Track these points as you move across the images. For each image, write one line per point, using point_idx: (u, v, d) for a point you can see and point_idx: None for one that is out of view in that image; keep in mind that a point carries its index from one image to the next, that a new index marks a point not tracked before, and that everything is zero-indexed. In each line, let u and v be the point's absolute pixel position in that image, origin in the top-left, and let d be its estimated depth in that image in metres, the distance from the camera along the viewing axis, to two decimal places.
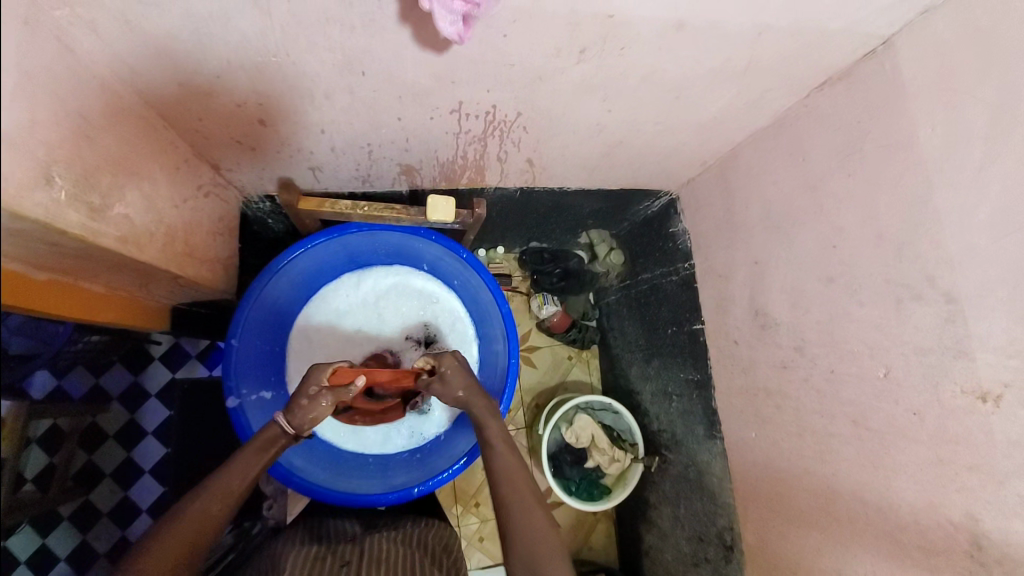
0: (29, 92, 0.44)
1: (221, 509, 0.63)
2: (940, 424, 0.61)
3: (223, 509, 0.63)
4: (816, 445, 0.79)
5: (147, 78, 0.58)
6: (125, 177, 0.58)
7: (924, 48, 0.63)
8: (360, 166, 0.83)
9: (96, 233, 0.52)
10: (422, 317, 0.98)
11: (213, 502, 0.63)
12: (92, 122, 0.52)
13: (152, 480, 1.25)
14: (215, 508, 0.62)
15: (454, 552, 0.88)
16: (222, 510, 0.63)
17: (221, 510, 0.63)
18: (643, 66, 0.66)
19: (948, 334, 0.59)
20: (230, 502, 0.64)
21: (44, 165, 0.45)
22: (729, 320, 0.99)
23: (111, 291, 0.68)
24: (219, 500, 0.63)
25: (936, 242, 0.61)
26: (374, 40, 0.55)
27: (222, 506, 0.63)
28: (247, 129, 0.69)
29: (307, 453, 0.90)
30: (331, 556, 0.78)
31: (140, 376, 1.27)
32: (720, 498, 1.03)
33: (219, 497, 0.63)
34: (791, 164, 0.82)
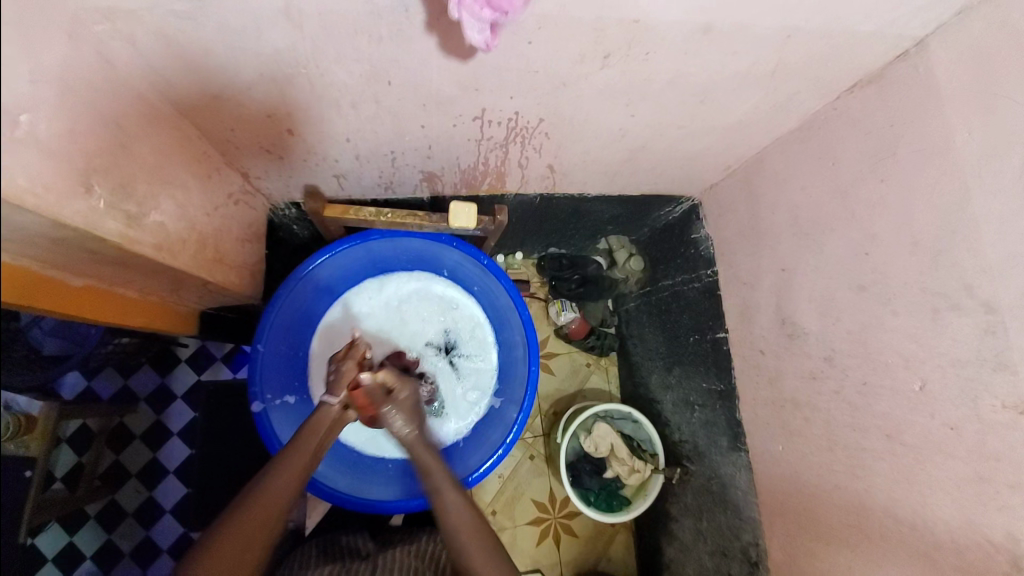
0: (72, 104, 0.46)
1: (290, 488, 0.67)
2: (980, 441, 0.58)
3: (291, 490, 0.67)
4: (847, 459, 0.76)
5: (182, 90, 0.60)
6: (159, 185, 0.59)
7: (961, 49, 0.61)
8: (383, 173, 0.84)
9: (132, 239, 0.54)
10: (443, 323, 0.98)
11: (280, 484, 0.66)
12: (130, 133, 0.54)
13: (175, 482, 1.25)
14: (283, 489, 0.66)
15: None
16: (290, 490, 0.67)
17: (280, 507, 0.65)
18: (667, 71, 0.66)
19: (989, 346, 0.57)
20: (296, 480, 0.68)
21: (84, 174, 0.47)
22: (754, 329, 0.97)
23: (144, 296, 0.69)
24: (286, 483, 0.67)
25: (976, 250, 0.58)
26: (400, 50, 0.56)
27: (290, 488, 0.67)
28: (275, 138, 0.70)
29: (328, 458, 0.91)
30: None
31: (168, 379, 1.28)
32: (745, 512, 1.00)
33: (285, 479, 0.67)
34: (820, 169, 0.80)
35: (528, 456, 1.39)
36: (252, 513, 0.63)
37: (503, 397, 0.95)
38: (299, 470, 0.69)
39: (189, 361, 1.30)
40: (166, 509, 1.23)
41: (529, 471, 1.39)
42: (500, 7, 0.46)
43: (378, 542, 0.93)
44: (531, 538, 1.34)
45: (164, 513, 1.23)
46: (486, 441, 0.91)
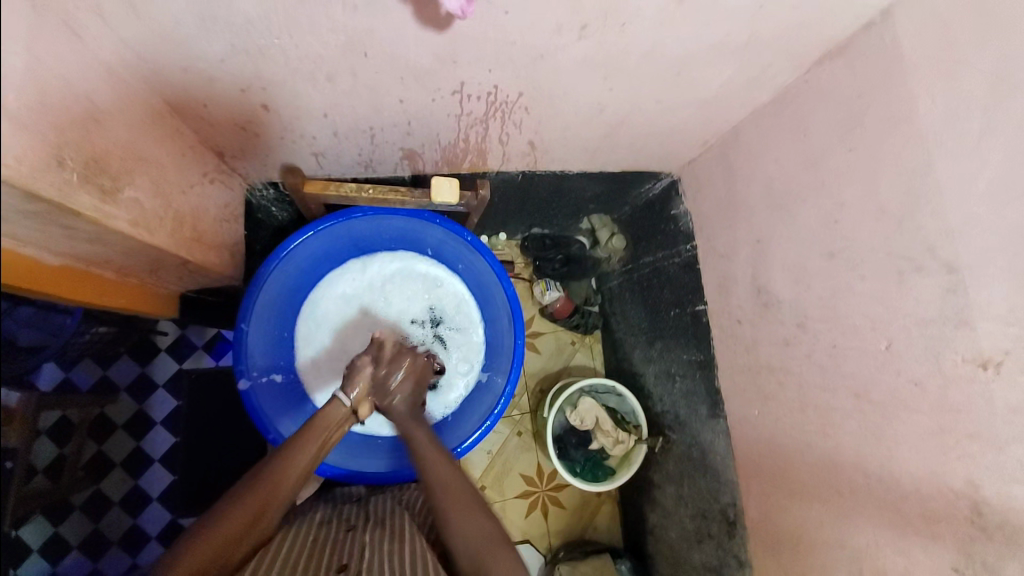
0: (37, 75, 0.44)
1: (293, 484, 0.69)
2: (940, 394, 0.62)
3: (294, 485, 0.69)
4: (818, 419, 0.80)
5: (149, 61, 0.58)
6: (132, 161, 0.58)
7: (922, 18, 0.63)
8: (363, 151, 0.84)
9: (108, 215, 0.53)
10: (428, 302, 0.99)
11: (284, 479, 0.68)
12: (99, 105, 0.53)
13: (161, 470, 1.27)
14: (287, 484, 0.68)
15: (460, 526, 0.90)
16: (292, 485, 0.68)
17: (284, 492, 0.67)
18: (644, 42, 0.66)
19: (950, 304, 0.60)
20: (299, 478, 0.69)
21: (55, 146, 0.46)
22: (731, 300, 1.00)
23: (122, 278, 0.69)
24: (290, 475, 0.69)
25: (937, 213, 0.61)
26: (376, 20, 0.55)
27: (292, 480, 0.68)
28: (250, 114, 0.69)
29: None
30: (339, 517, 0.83)
31: (146, 368, 1.28)
32: (724, 475, 1.05)
33: (289, 474, 0.69)
34: (792, 141, 0.82)
35: (515, 432, 1.42)
36: (252, 504, 0.65)
37: (490, 371, 0.97)
38: (304, 467, 0.70)
39: (170, 350, 1.30)
40: (154, 497, 1.25)
41: (517, 447, 1.42)
42: None
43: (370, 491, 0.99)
44: (520, 509, 1.38)
45: (152, 500, 1.25)
46: (474, 413, 0.94)
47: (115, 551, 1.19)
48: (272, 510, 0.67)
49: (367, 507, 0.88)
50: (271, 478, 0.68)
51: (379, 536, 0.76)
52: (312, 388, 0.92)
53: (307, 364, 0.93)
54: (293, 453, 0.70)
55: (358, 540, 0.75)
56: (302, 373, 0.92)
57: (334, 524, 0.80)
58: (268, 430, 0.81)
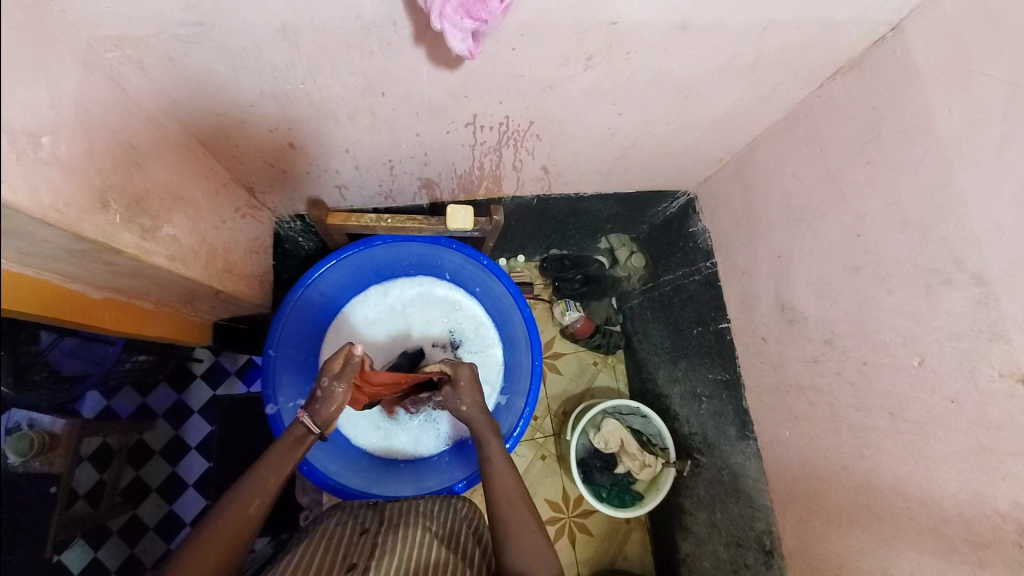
0: (87, 128, 0.49)
1: (258, 508, 0.68)
2: (980, 412, 0.58)
3: (259, 510, 0.68)
4: (853, 440, 0.77)
5: (186, 109, 0.63)
6: (170, 201, 0.62)
7: (935, 30, 0.62)
8: (383, 182, 0.87)
9: (147, 251, 0.57)
10: (448, 324, 1.00)
11: (249, 503, 0.68)
12: (141, 151, 0.57)
13: (196, 494, 1.30)
14: (251, 509, 0.67)
15: (483, 536, 0.86)
16: (257, 510, 0.68)
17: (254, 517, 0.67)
18: (650, 68, 0.68)
19: (983, 316, 0.58)
20: (265, 502, 0.69)
21: (102, 192, 0.50)
22: (754, 317, 0.98)
23: (160, 308, 0.73)
24: (254, 499, 0.68)
25: (963, 223, 0.59)
26: (391, 62, 0.59)
27: (257, 504, 0.68)
28: (277, 152, 0.74)
29: (342, 460, 0.93)
30: (354, 522, 0.82)
31: (183, 395, 1.34)
32: (757, 501, 1.00)
33: (254, 498, 0.68)
34: (808, 156, 0.81)
35: (539, 456, 1.41)
36: (222, 535, 0.65)
37: (509, 393, 0.97)
38: (270, 491, 0.69)
39: (205, 377, 1.35)
40: (187, 522, 1.28)
41: (541, 471, 1.39)
42: (479, 15, 0.48)
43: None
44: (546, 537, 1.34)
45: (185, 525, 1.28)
46: None
47: None
48: (243, 534, 0.66)
49: (383, 512, 0.86)
50: (236, 502, 0.67)
51: (389, 541, 0.75)
52: None
53: None
54: (258, 475, 0.70)
55: (368, 545, 0.75)
56: None
57: (351, 527, 0.81)
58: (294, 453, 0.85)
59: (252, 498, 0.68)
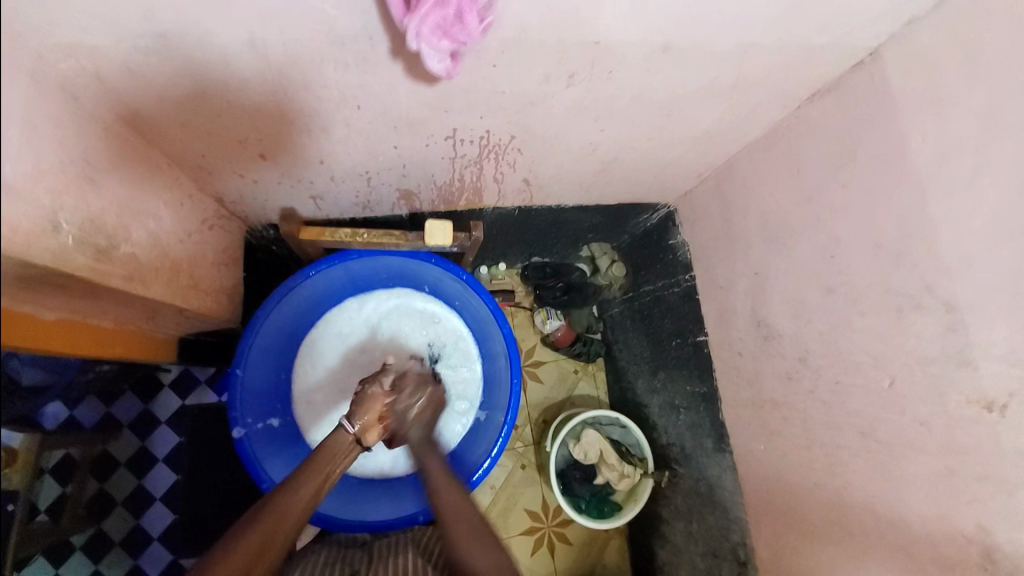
0: (36, 144, 0.46)
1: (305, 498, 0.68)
2: (947, 435, 0.60)
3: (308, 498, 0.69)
4: (825, 457, 0.78)
5: (148, 119, 0.60)
6: (129, 217, 0.59)
7: (910, 60, 0.63)
8: (360, 194, 0.85)
9: (103, 274, 0.54)
10: (426, 338, 0.98)
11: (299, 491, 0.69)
12: (96, 165, 0.54)
13: (163, 508, 1.25)
14: (302, 495, 0.68)
15: None
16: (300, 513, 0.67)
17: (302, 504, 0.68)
18: (633, 87, 0.67)
19: (951, 342, 0.59)
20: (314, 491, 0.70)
21: (53, 211, 0.47)
22: (732, 331, 0.99)
23: (121, 326, 0.69)
24: (300, 501, 0.68)
25: (933, 249, 0.61)
26: (368, 76, 0.57)
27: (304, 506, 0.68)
28: (248, 162, 0.71)
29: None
30: (341, 563, 0.79)
31: (151, 404, 1.28)
32: (733, 513, 1.02)
33: (303, 503, 0.68)
34: (786, 175, 0.82)
35: (519, 465, 1.40)
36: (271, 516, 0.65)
37: (488, 408, 0.96)
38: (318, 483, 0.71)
39: (172, 385, 1.30)
40: (154, 536, 1.23)
41: (521, 480, 1.39)
42: (458, 37, 0.47)
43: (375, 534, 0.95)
44: (525, 547, 1.34)
45: (152, 540, 1.23)
46: (472, 453, 0.93)
47: None
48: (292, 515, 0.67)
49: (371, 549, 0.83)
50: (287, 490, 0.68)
51: None
52: (309, 428, 0.92)
53: (303, 403, 0.92)
54: (301, 482, 0.69)
55: None
56: (298, 413, 0.92)
57: (337, 567, 0.77)
58: (262, 478, 0.80)
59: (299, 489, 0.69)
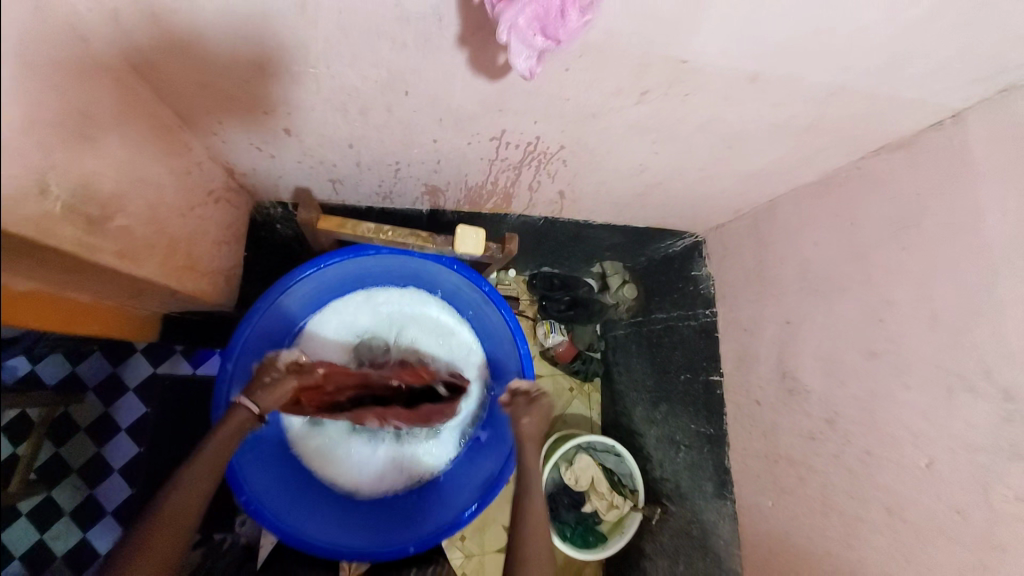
0: (33, 87, 0.39)
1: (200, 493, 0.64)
2: (988, 528, 0.56)
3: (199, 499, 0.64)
4: (841, 527, 0.73)
5: (167, 74, 0.52)
6: (129, 184, 0.51)
7: (998, 127, 0.58)
8: (384, 183, 0.78)
9: (91, 248, 0.46)
10: (431, 345, 0.91)
11: (188, 491, 0.64)
12: (98, 120, 0.47)
13: (120, 482, 1.20)
14: (192, 497, 0.64)
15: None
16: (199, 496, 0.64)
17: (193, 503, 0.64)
18: (703, 114, 0.62)
19: (1006, 435, 0.55)
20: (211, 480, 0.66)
21: (42, 173, 0.39)
22: (751, 377, 0.95)
23: (97, 300, 0.60)
24: (189, 500, 0.63)
25: (998, 334, 0.56)
26: (425, 60, 0.50)
27: (196, 502, 0.64)
28: (268, 134, 0.64)
29: (290, 500, 0.83)
30: None
31: (120, 369, 1.20)
32: (727, 563, 0.98)
33: (191, 498, 0.64)
34: (837, 227, 0.77)
35: None
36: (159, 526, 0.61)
37: (490, 432, 0.90)
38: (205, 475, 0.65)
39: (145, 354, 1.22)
40: (109, 510, 1.17)
41: (501, 496, 1.33)
42: (554, 34, 0.41)
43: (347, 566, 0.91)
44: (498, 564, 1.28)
45: (106, 514, 1.17)
46: (473, 476, 0.89)
47: None
48: (183, 520, 0.63)
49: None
50: (174, 484, 0.64)
51: None
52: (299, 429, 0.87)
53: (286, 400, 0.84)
54: (181, 483, 0.64)
55: None
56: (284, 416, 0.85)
57: None
58: (241, 490, 0.77)
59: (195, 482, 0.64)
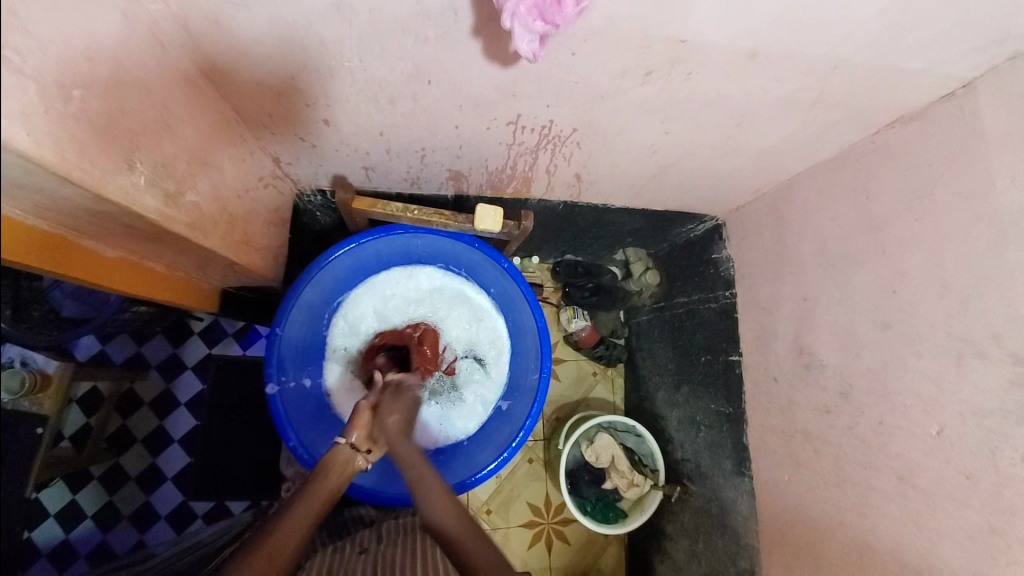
0: (121, 83, 0.47)
1: (298, 540, 0.65)
2: (994, 492, 0.57)
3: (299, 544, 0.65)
4: (855, 497, 0.75)
5: (225, 74, 0.61)
6: (196, 168, 0.61)
7: (1012, 93, 0.58)
8: (412, 169, 0.85)
9: (168, 218, 0.55)
10: (461, 324, 0.98)
11: (292, 533, 0.65)
12: (173, 113, 0.56)
13: (179, 452, 1.28)
14: (294, 541, 0.64)
15: None
16: (298, 540, 0.65)
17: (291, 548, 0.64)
18: (708, 91, 0.65)
19: (1012, 398, 0.56)
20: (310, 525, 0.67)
21: (130, 153, 0.49)
22: (769, 356, 0.96)
23: (171, 269, 0.70)
24: (290, 543, 0.64)
25: (1008, 300, 0.57)
26: (445, 51, 0.56)
27: (294, 550, 0.64)
28: (310, 126, 0.71)
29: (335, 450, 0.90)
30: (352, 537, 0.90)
31: (179, 349, 1.31)
32: (744, 539, 1.00)
33: (292, 539, 0.64)
34: (853, 201, 0.78)
35: (526, 459, 1.39)
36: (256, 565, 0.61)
37: (511, 400, 0.95)
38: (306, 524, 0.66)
39: (201, 335, 1.32)
40: (169, 476, 1.27)
41: (526, 474, 1.39)
42: (553, 19, 0.46)
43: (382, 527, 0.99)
44: (523, 540, 1.34)
45: (166, 479, 1.26)
46: (494, 440, 0.93)
47: (126, 524, 1.21)
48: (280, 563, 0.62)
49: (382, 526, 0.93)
50: (284, 522, 0.65)
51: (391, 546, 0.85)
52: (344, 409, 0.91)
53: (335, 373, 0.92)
54: (288, 521, 0.65)
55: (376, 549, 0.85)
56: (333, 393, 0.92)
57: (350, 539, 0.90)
58: (287, 435, 0.84)
59: (294, 530, 0.65)
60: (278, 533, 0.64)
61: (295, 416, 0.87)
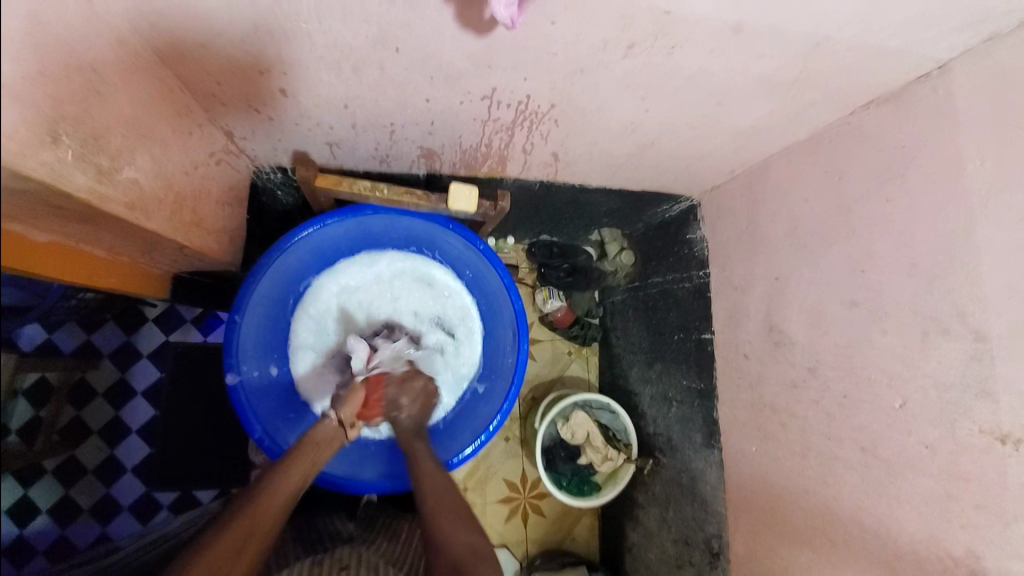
0: (39, 42, 0.41)
1: (275, 517, 0.68)
2: (952, 461, 0.60)
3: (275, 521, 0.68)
4: (819, 468, 0.78)
5: (167, 35, 0.54)
6: (135, 140, 0.55)
7: (985, 77, 0.59)
8: (380, 145, 0.80)
9: (103, 197, 0.50)
10: (432, 306, 0.94)
11: (267, 509, 0.68)
12: (104, 78, 0.49)
13: (139, 441, 1.21)
14: (269, 520, 0.67)
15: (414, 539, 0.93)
16: (274, 516, 0.68)
17: (269, 522, 0.67)
18: (690, 67, 0.63)
19: (973, 371, 0.58)
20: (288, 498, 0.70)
21: (53, 124, 0.43)
22: (740, 333, 0.98)
23: (113, 255, 0.65)
24: (266, 522, 0.67)
25: (972, 278, 0.59)
26: (414, 15, 0.52)
27: (269, 529, 0.67)
28: (267, 96, 0.66)
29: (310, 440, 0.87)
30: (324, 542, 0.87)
31: (132, 337, 1.21)
32: (712, 506, 1.03)
33: (270, 515, 0.68)
34: (825, 182, 0.79)
35: (502, 438, 1.40)
36: (235, 532, 0.65)
37: (487, 383, 0.94)
38: (278, 503, 0.69)
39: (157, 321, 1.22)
40: (129, 467, 1.20)
41: (502, 453, 1.39)
42: None
43: (355, 525, 0.98)
44: (499, 516, 1.35)
45: (127, 470, 1.20)
46: (472, 424, 0.92)
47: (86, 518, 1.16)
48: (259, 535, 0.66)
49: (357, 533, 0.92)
50: (263, 495, 0.68)
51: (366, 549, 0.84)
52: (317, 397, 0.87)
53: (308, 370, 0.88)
54: (262, 495, 0.68)
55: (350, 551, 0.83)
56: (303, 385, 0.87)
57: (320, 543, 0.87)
58: (252, 427, 0.81)
59: (269, 505, 0.68)
60: (255, 502, 0.68)
61: (261, 409, 0.83)
